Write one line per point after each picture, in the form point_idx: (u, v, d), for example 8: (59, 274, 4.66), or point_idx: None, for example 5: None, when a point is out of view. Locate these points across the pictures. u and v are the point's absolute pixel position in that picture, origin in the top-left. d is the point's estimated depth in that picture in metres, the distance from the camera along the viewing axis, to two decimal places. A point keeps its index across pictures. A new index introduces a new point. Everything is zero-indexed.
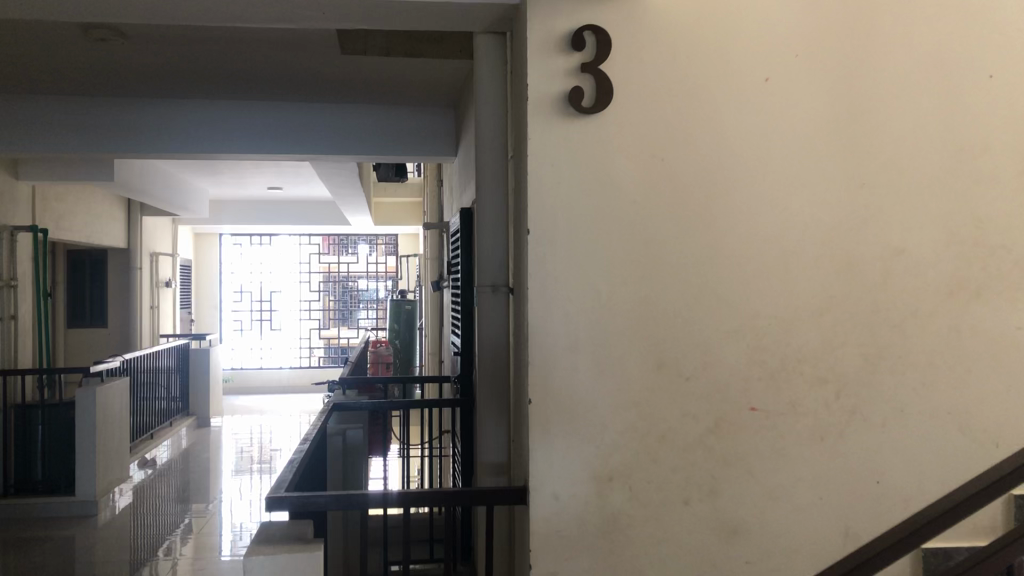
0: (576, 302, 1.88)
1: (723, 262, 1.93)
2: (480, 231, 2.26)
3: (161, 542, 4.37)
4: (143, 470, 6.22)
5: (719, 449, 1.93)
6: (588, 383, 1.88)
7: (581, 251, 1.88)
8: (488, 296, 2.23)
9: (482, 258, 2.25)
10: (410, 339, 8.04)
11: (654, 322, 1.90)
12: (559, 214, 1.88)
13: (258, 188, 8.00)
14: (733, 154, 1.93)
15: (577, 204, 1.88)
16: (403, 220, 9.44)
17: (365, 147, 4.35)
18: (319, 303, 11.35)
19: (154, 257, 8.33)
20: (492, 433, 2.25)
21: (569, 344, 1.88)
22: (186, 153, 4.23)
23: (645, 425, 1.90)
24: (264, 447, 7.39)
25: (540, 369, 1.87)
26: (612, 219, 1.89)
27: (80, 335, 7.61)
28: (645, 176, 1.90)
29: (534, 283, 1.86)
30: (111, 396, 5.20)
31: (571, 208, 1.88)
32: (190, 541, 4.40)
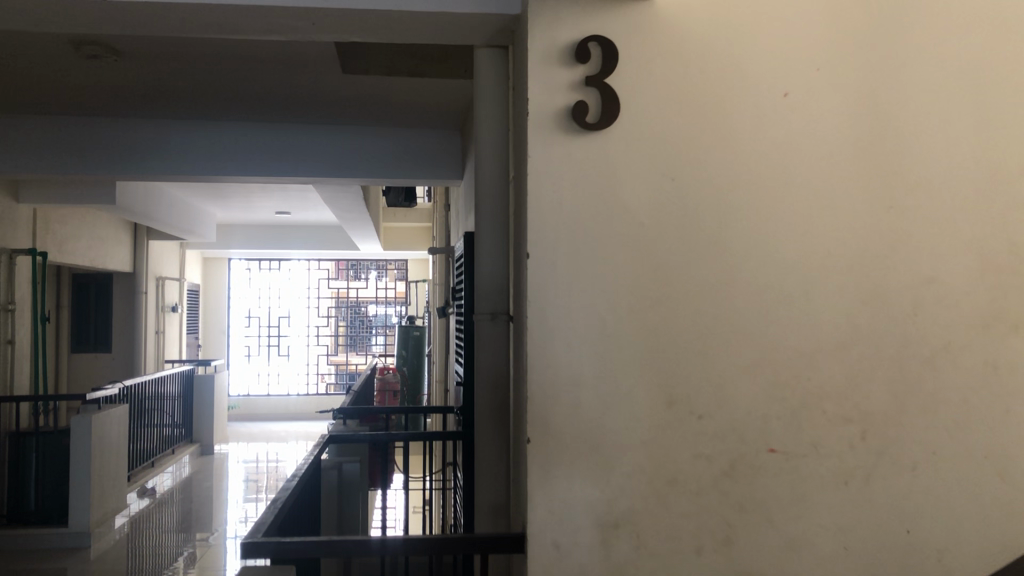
0: (579, 333, 1.74)
1: (739, 291, 1.78)
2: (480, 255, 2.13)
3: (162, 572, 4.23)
4: (142, 499, 6.08)
5: (734, 494, 1.77)
6: (593, 421, 1.74)
7: (586, 277, 1.74)
8: (487, 324, 2.09)
9: (481, 284, 2.11)
10: (418, 367, 7.89)
11: (664, 355, 1.76)
12: (562, 238, 1.74)
13: (267, 212, 7.92)
14: (750, 175, 1.79)
15: (581, 226, 1.75)
16: (413, 244, 9.32)
17: (368, 170, 4.23)
18: (329, 329, 11.23)
19: (161, 281, 8.24)
20: (490, 471, 2.11)
21: (572, 378, 1.73)
22: (186, 175, 4.12)
23: (654, 467, 1.75)
24: (269, 476, 7.24)
25: (541, 406, 1.72)
26: (619, 244, 1.75)
27: (83, 360, 7.51)
28: (654, 198, 1.77)
29: (534, 310, 1.73)
30: (108, 423, 5.08)
31: (575, 230, 1.74)
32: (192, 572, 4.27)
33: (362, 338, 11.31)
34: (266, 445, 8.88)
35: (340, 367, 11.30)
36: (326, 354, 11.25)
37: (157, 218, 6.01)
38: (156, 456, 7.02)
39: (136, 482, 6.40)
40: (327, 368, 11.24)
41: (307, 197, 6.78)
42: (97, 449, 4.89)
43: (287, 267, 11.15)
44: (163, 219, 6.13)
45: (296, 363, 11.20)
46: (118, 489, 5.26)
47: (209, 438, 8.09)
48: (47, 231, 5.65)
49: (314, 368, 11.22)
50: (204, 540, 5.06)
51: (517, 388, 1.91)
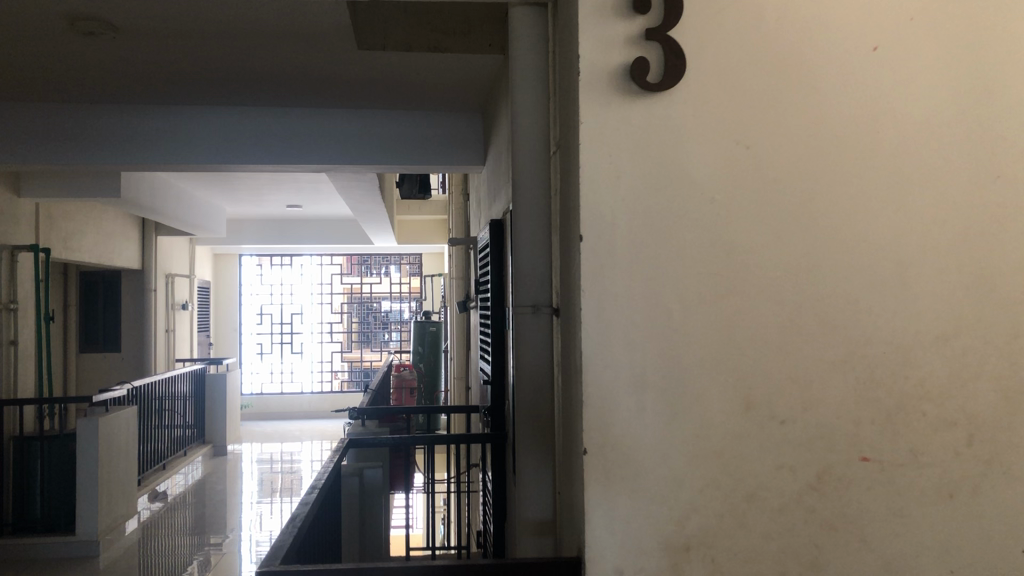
0: (641, 326, 1.50)
1: (825, 276, 1.54)
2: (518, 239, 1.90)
3: None
4: (154, 503, 5.88)
5: (822, 510, 1.53)
6: (659, 429, 1.50)
7: (648, 261, 1.50)
8: (529, 319, 1.87)
9: (520, 273, 1.88)
10: (435, 363, 7.67)
11: (739, 352, 1.52)
12: (622, 218, 1.50)
13: (277, 206, 7.71)
14: (836, 142, 1.55)
15: (643, 203, 1.50)
16: (428, 237, 9.10)
17: (382, 157, 3.99)
18: (342, 325, 11.02)
19: (170, 278, 8.03)
20: (533, 482, 1.88)
21: (634, 381, 1.50)
22: (193, 164, 3.90)
23: (731, 481, 1.51)
24: (285, 476, 7.03)
25: (598, 412, 1.49)
26: (686, 224, 1.51)
27: (92, 359, 7.32)
28: (725, 170, 1.53)
29: (588, 303, 1.49)
30: (117, 426, 4.88)
31: (636, 208, 1.50)
32: None
33: (375, 334, 11.14)
34: (280, 444, 8.70)
35: (354, 364, 11.08)
36: (340, 351, 11.04)
37: (164, 212, 5.80)
38: (167, 458, 6.81)
39: (147, 485, 6.19)
40: (341, 366, 11.02)
41: (318, 190, 6.57)
42: (105, 453, 4.67)
43: (298, 262, 10.93)
44: (171, 213, 5.93)
45: (309, 361, 10.99)
46: (129, 494, 5.06)
47: (221, 438, 7.90)
48: (51, 226, 5.45)
49: (328, 366, 11.01)
50: (217, 543, 4.87)
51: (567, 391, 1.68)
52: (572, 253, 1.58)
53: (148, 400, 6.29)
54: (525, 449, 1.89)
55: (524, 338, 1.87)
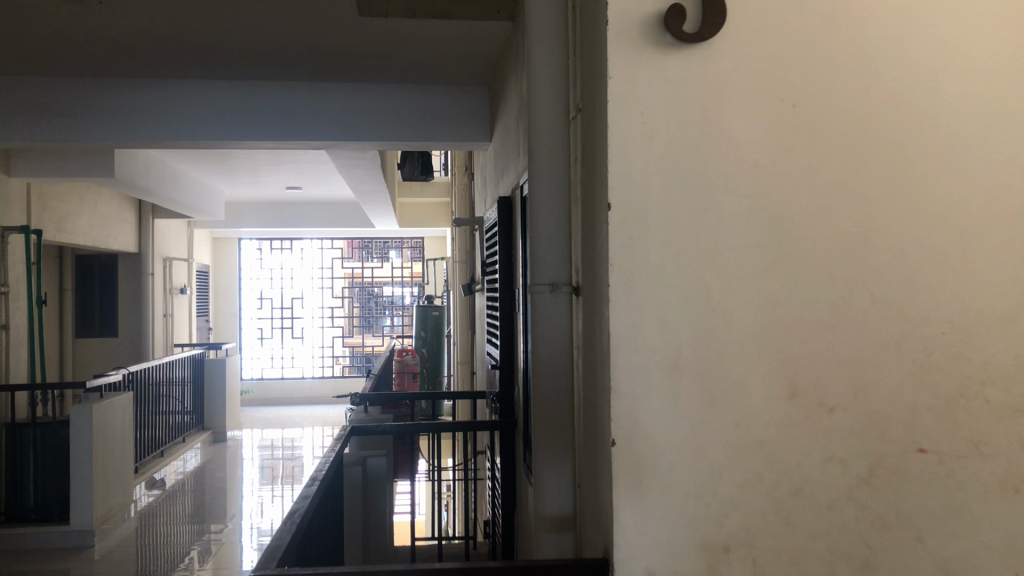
0: (675, 303, 1.36)
1: (877, 250, 1.40)
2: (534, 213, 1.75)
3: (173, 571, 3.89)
4: (151, 490, 5.75)
5: (875, 505, 1.39)
6: (696, 417, 1.36)
7: (682, 231, 1.36)
8: (546, 298, 1.72)
9: (538, 248, 1.73)
10: (438, 347, 7.58)
11: (783, 331, 1.38)
12: (654, 185, 1.35)
13: (276, 188, 7.56)
14: (888, 100, 1.41)
15: (678, 167, 1.36)
16: (430, 220, 8.94)
17: (384, 134, 3.82)
18: (343, 310, 10.87)
19: (168, 262, 7.89)
20: (553, 476, 1.73)
21: (668, 365, 1.35)
22: (188, 140, 3.74)
23: (775, 475, 1.37)
24: (287, 462, 6.91)
25: (628, 399, 1.34)
26: (725, 190, 1.37)
27: (89, 345, 7.19)
28: (768, 131, 1.38)
29: (617, 279, 1.34)
30: (113, 412, 4.75)
31: (669, 172, 1.36)
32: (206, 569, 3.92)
33: (377, 318, 10.99)
34: (281, 430, 8.57)
35: (356, 349, 10.93)
36: (341, 336, 10.89)
37: (159, 193, 5.63)
38: (164, 446, 6.68)
39: (145, 473, 6.07)
40: (342, 351, 10.89)
41: (318, 170, 6.42)
42: (100, 441, 4.54)
43: (298, 246, 10.79)
44: (166, 195, 5.77)
45: (310, 346, 10.85)
46: (125, 481, 4.94)
47: (221, 424, 7.75)
48: (44, 208, 5.31)
49: (329, 351, 10.86)
50: (218, 530, 4.76)
51: (589, 375, 1.54)
52: (597, 223, 1.43)
53: (145, 385, 6.16)
54: (541, 437, 1.75)
55: (540, 317, 1.72)
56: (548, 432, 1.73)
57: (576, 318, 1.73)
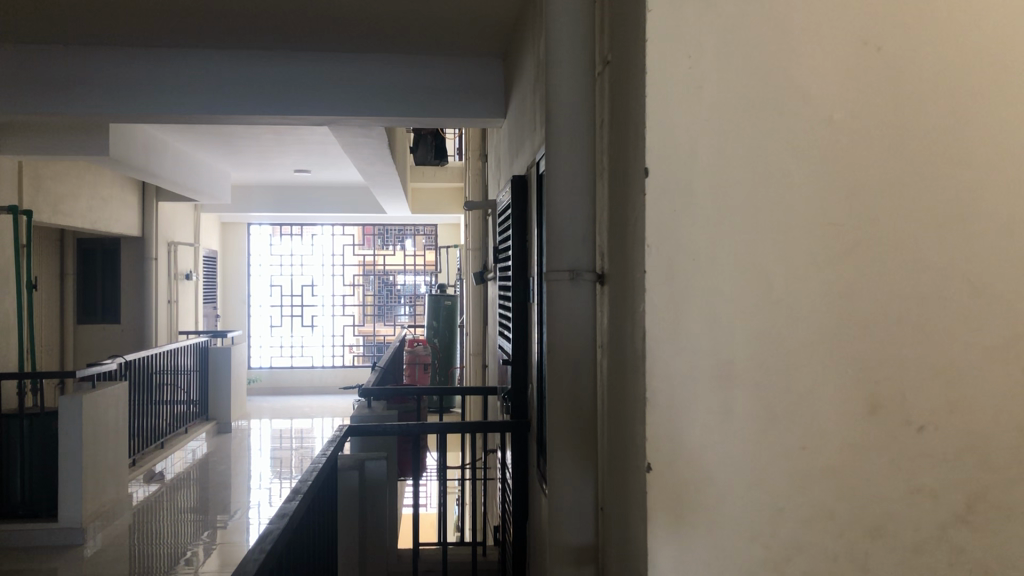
0: (727, 296, 1.09)
1: (979, 235, 1.13)
2: (553, 188, 1.48)
3: (174, 566, 3.69)
4: (150, 483, 5.51)
5: (970, 549, 1.13)
6: (752, 438, 1.10)
7: (739, 207, 1.09)
8: (566, 287, 1.45)
9: (557, 228, 1.46)
10: (450, 338, 7.37)
11: (862, 333, 1.11)
12: (705, 147, 1.08)
13: (285, 172, 7.31)
14: (994, 49, 1.14)
15: (733, 127, 1.09)
16: (444, 206, 8.69)
17: (393, 109, 3.53)
18: (355, 298, 10.60)
19: (173, 247, 7.64)
20: (574, 500, 1.46)
21: (718, 369, 1.09)
22: (177, 114, 3.43)
23: (850, 510, 1.11)
24: (296, 453, 6.71)
25: (670, 413, 1.07)
26: (795, 156, 1.10)
27: (91, 331, 7.01)
28: (846, 83, 1.11)
29: (657, 264, 1.07)
30: (106, 403, 4.52)
31: (723, 132, 1.09)
32: (208, 563, 3.73)
33: (389, 307, 10.72)
34: (289, 421, 8.36)
35: (368, 337, 10.71)
36: (352, 324, 10.64)
37: (159, 174, 5.37)
38: (165, 436, 6.44)
39: (144, 465, 5.83)
40: (354, 340, 10.65)
41: (327, 153, 6.16)
42: (91, 432, 4.31)
43: (310, 232, 10.53)
44: (167, 175, 5.51)
45: (321, 334, 10.62)
46: (119, 476, 4.72)
47: (226, 415, 7.50)
48: (38, 187, 5.07)
49: (340, 340, 10.63)
50: (222, 524, 4.53)
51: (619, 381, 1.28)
52: (630, 195, 1.16)
53: (144, 374, 5.93)
54: (558, 451, 1.48)
55: (557, 309, 1.46)
56: (566, 447, 1.46)
57: (602, 311, 1.46)
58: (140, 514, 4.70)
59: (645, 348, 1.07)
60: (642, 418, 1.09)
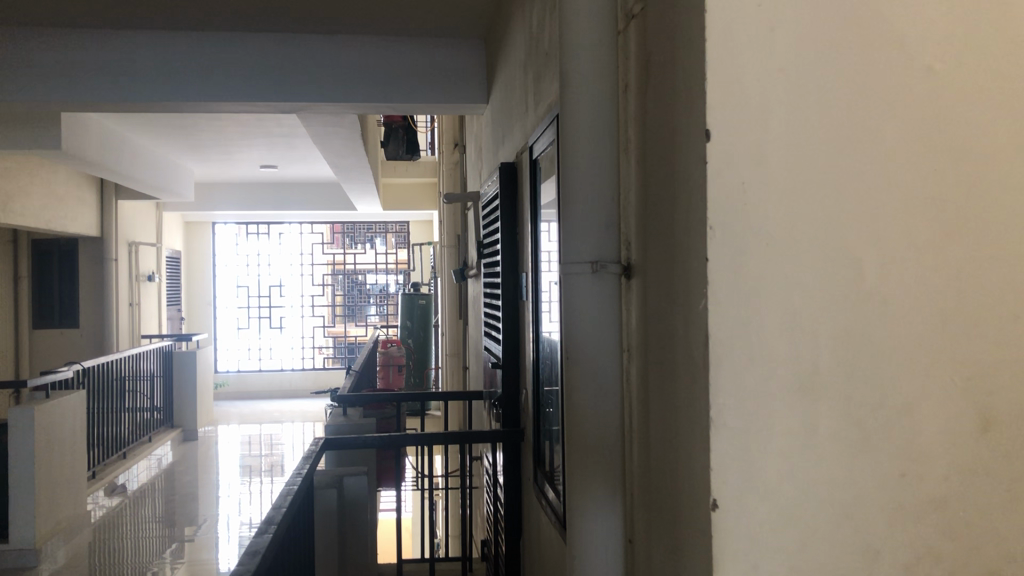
0: (809, 291, 0.88)
1: None
2: (571, 168, 1.26)
3: None
4: (111, 496, 5.19)
5: None
6: (843, 465, 0.89)
7: (823, 181, 0.88)
8: (588, 282, 1.23)
9: (577, 212, 1.25)
10: (424, 338, 7.03)
11: (964, 334, 0.93)
12: (785, 108, 0.88)
13: (249, 167, 7.01)
14: None
15: (818, 84, 0.88)
16: (416, 202, 8.42)
17: (369, 94, 3.25)
18: (324, 298, 10.33)
19: (134, 247, 7.31)
20: (602, 535, 1.22)
21: (800, 381, 0.88)
22: (133, 102, 3.13)
23: (954, 547, 0.93)
24: (268, 460, 6.41)
25: (742, 437, 0.86)
26: (888, 120, 0.90)
27: (48, 336, 6.72)
28: (944, 33, 0.92)
29: (726, 250, 0.85)
30: (61, 415, 4.23)
31: (806, 90, 0.88)
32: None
33: (360, 307, 10.43)
34: (259, 426, 8.08)
35: (339, 338, 10.42)
36: (322, 326, 10.36)
37: (117, 169, 5.08)
38: (127, 446, 6.11)
39: (104, 477, 5.51)
40: (324, 342, 10.36)
41: (294, 146, 5.89)
42: (45, 446, 4.02)
43: (277, 231, 10.26)
44: (125, 171, 5.22)
45: (290, 337, 10.32)
46: (77, 490, 4.42)
47: (192, 422, 7.19)
48: None
49: (310, 342, 10.34)
50: (190, 537, 4.25)
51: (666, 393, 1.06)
52: (678, 163, 0.94)
53: (103, 380, 5.61)
54: (579, 475, 1.26)
55: (576, 307, 1.24)
56: (590, 471, 1.24)
57: (629, 310, 1.24)
58: (101, 530, 4.43)
59: (707, 353, 0.85)
60: (702, 441, 0.87)
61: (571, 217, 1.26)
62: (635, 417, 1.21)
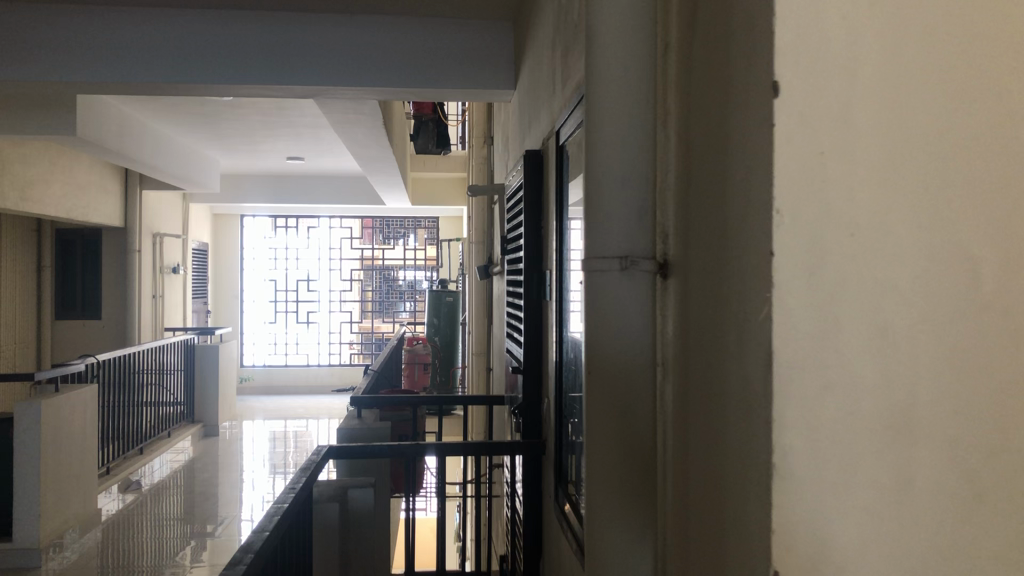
0: (902, 302, 0.68)
1: None
2: (599, 142, 1.05)
3: None
4: (124, 492, 5.05)
5: None
6: (943, 529, 0.68)
7: (922, 159, 0.68)
8: (618, 279, 1.02)
9: (606, 194, 1.04)
10: (452, 335, 6.74)
11: None
12: (871, 66, 0.67)
13: (276, 158, 6.87)
14: None
15: (913, 34, 0.68)
16: (445, 198, 8.25)
17: (389, 78, 3.03)
18: (353, 294, 10.21)
19: (159, 239, 7.20)
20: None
21: (889, 417, 0.67)
22: (140, 83, 2.95)
23: None
24: (288, 457, 6.26)
25: (815, 493, 0.66)
26: (1007, 79, 0.70)
27: (71, 327, 6.64)
28: None
29: (796, 246, 0.66)
30: (70, 409, 4.12)
31: (900, 42, 0.68)
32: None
33: (391, 303, 10.27)
34: (283, 422, 7.95)
35: (367, 334, 10.29)
36: (349, 321, 10.23)
37: (137, 157, 4.95)
38: (145, 442, 5.99)
39: (119, 473, 5.35)
40: (351, 337, 10.24)
41: (319, 137, 5.72)
42: (52, 441, 3.90)
43: (307, 226, 10.14)
44: (145, 159, 5.09)
45: (317, 331, 10.21)
46: (87, 487, 4.29)
47: (213, 418, 7.07)
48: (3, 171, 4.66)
49: (337, 338, 10.22)
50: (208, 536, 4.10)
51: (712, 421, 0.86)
52: (728, 134, 0.74)
53: (121, 372, 5.49)
54: (601, 507, 1.05)
55: (601, 307, 1.03)
56: (612, 501, 1.04)
57: (665, 312, 1.03)
58: (114, 523, 4.31)
59: (769, 380, 0.66)
60: (760, 491, 0.67)
61: (597, 202, 1.06)
62: (671, 443, 1.00)
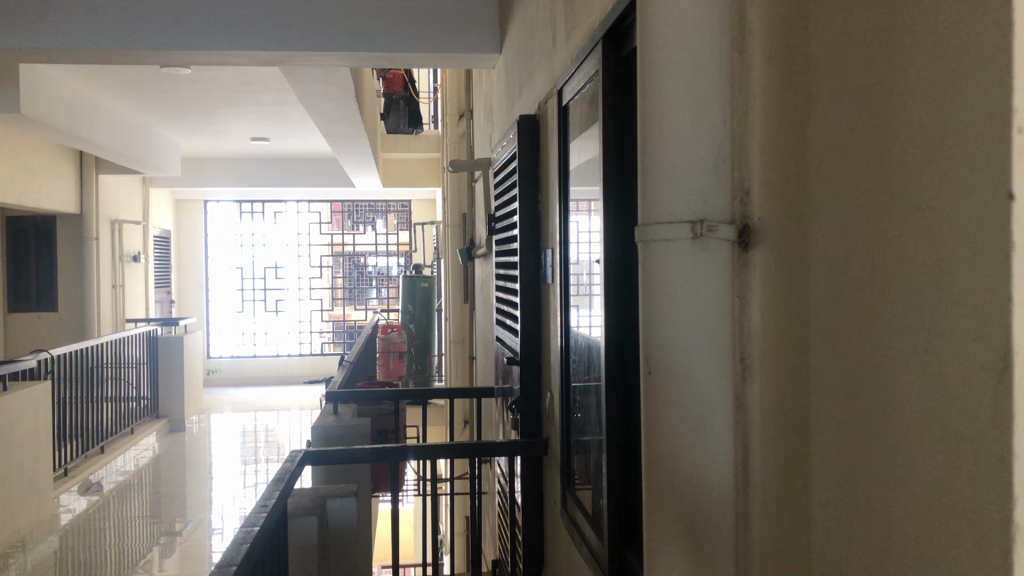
0: None
1: None
2: (683, 78, 0.80)
3: None
4: (84, 493, 4.72)
5: None
6: None
7: None
8: (698, 256, 0.78)
9: (687, 145, 0.79)
10: (427, 322, 6.49)
11: None
12: None
13: (240, 140, 6.55)
14: None
15: None
16: (418, 180, 7.96)
17: (361, 41, 2.75)
18: (323, 281, 9.91)
19: (118, 225, 6.84)
20: None
21: None
22: (85, 50, 2.67)
23: None
24: (261, 452, 5.98)
25: None
26: None
27: (24, 319, 6.31)
28: None
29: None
30: (19, 410, 3.85)
31: None
32: None
33: (361, 290, 9.99)
34: (254, 415, 7.67)
35: (339, 322, 10.01)
36: (320, 309, 9.94)
37: (89, 138, 4.65)
38: (105, 441, 5.65)
39: (77, 474, 5.02)
40: (323, 326, 9.95)
41: (284, 114, 5.42)
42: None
43: (273, 211, 9.82)
44: (99, 140, 4.80)
45: (287, 320, 9.90)
46: (40, 490, 4.07)
47: (179, 413, 6.76)
48: None
49: (308, 327, 9.92)
50: (176, 537, 3.86)
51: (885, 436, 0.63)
52: (903, 37, 0.53)
53: (76, 368, 5.16)
54: (676, 538, 0.82)
55: (684, 289, 0.80)
56: (681, 531, 0.81)
57: (750, 311, 0.73)
58: (75, 523, 4.09)
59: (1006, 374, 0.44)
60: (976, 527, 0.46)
61: (677, 150, 0.81)
62: (753, 481, 0.72)
